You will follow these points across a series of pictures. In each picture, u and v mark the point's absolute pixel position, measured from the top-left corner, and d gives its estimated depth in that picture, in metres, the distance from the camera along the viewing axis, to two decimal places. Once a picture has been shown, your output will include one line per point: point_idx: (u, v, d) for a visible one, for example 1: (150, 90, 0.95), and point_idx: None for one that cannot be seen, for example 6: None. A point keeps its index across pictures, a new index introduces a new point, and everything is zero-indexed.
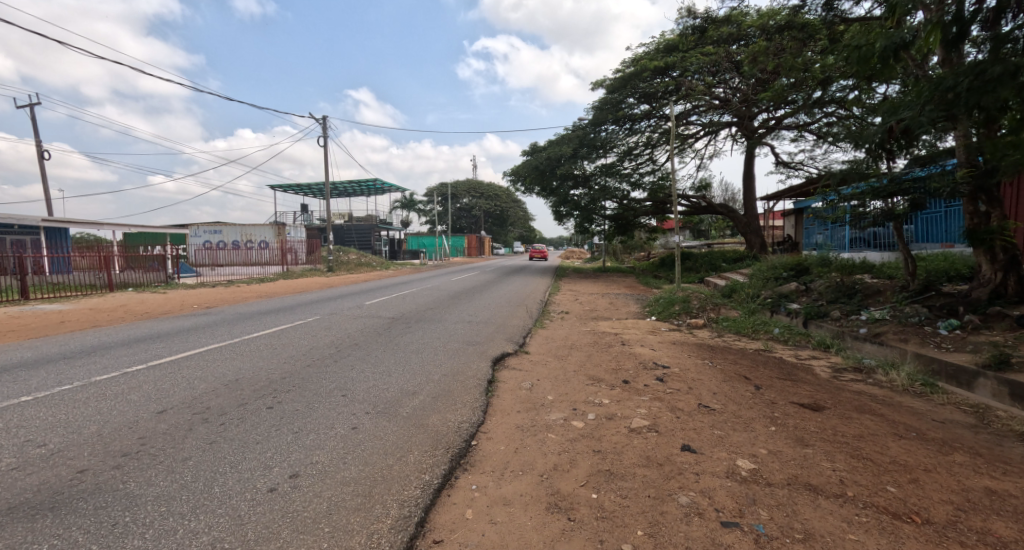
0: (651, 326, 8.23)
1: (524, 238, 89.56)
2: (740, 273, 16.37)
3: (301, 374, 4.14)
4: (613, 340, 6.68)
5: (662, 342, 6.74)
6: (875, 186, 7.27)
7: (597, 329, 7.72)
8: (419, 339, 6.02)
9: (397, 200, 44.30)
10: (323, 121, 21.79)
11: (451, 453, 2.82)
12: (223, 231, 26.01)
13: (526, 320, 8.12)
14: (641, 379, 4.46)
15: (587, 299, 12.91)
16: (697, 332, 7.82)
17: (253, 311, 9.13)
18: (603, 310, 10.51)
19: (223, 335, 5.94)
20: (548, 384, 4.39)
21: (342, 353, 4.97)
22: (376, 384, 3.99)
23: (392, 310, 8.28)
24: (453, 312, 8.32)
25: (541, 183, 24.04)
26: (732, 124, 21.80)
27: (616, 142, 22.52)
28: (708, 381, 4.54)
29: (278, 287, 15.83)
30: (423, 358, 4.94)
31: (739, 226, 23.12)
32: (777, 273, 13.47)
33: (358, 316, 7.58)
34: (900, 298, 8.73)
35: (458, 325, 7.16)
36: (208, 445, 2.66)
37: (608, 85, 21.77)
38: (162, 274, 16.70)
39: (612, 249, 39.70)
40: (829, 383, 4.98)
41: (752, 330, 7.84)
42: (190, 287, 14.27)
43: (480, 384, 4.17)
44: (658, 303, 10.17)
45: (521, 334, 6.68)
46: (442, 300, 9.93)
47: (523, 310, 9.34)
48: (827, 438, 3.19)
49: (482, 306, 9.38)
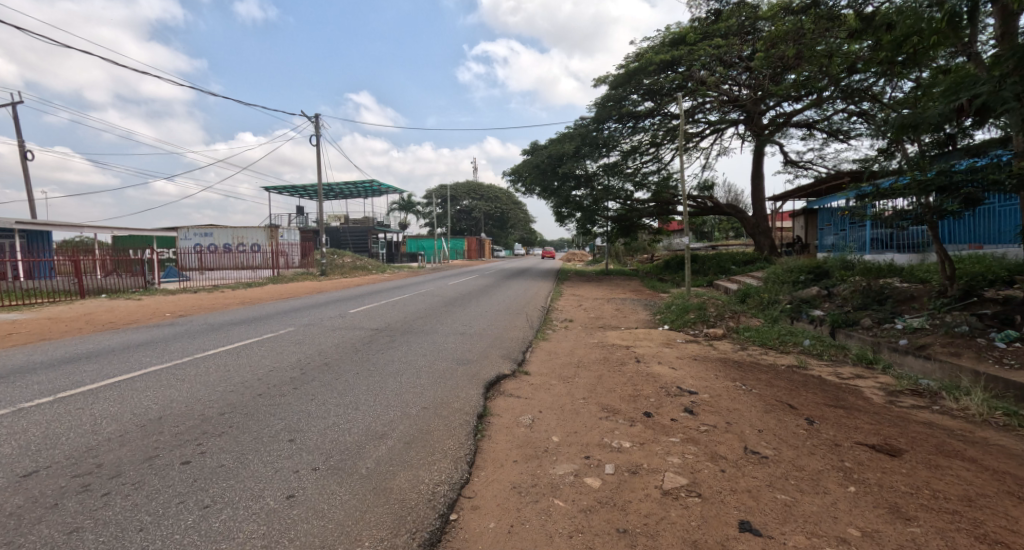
0: (665, 338, 7.42)
1: (524, 240, 88.77)
2: (752, 276, 15.57)
3: (244, 410, 3.31)
4: (625, 355, 5.89)
5: (681, 357, 5.95)
6: (921, 179, 6.43)
7: (605, 341, 6.93)
8: (402, 356, 5.21)
9: (395, 202, 43.59)
10: (316, 120, 21.06)
11: (420, 542, 1.99)
12: (215, 234, 25.28)
13: (526, 331, 7.30)
14: (667, 412, 3.65)
15: (592, 305, 12.14)
16: (717, 344, 7.02)
17: (228, 320, 8.33)
18: (610, 318, 9.71)
19: (176, 351, 5.12)
20: (552, 419, 3.57)
21: (306, 378, 4.15)
22: (336, 423, 3.15)
23: (378, 321, 7.47)
24: (445, 323, 7.51)
25: (542, 183, 23.31)
26: (740, 121, 21.07)
27: (619, 140, 21.80)
28: (747, 412, 3.74)
29: (266, 292, 15.06)
30: (402, 384, 4.11)
31: (748, 227, 22.37)
32: (795, 276, 12.66)
33: (339, 328, 6.77)
34: (940, 305, 7.91)
35: (448, 338, 6.34)
36: (64, 537, 1.83)
37: (611, 81, 21.06)
38: (143, 279, 15.74)
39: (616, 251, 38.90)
40: (888, 412, 4.15)
41: (778, 341, 7.04)
42: (172, 293, 13.52)
43: (467, 421, 3.34)
44: (670, 311, 9.39)
45: (520, 349, 5.86)
46: (435, 308, 9.11)
47: (524, 320, 8.50)
48: (930, 506, 2.37)
49: (479, 315, 8.55)
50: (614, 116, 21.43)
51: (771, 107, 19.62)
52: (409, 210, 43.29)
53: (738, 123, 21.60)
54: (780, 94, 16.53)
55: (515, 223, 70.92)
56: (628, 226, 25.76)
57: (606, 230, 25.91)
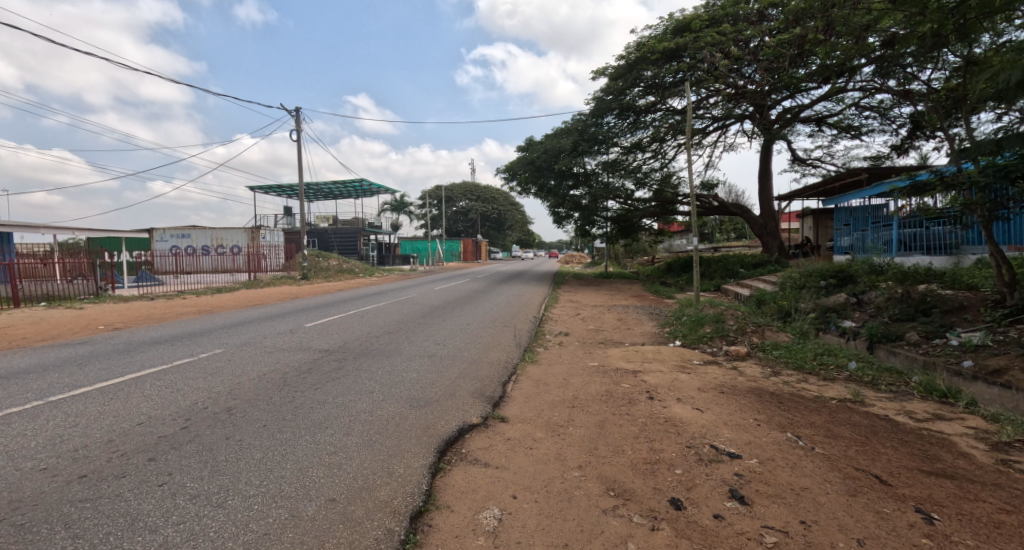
0: (679, 359, 6.20)
1: (522, 242, 87.51)
2: (764, 280, 14.39)
3: (28, 513, 2.04)
4: (635, 386, 4.67)
5: (703, 387, 4.75)
6: (994, 165, 5.21)
7: (607, 364, 5.73)
8: (343, 392, 3.98)
9: (388, 203, 42.27)
10: (296, 114, 19.82)
11: None
12: (193, 236, 24.07)
13: (512, 351, 6.08)
14: (707, 503, 2.40)
15: (591, 313, 10.95)
16: (742, 368, 5.79)
17: (166, 333, 7.08)
18: (612, 330, 8.49)
19: (42, 385, 3.86)
20: (531, 513, 2.33)
21: (182, 438, 2.89)
22: (166, 544, 1.88)
23: (336, 338, 6.25)
24: (416, 341, 6.29)
25: (538, 181, 22.18)
26: (746, 116, 19.98)
27: (620, 136, 20.68)
28: (823, 497, 2.49)
29: (235, 299, 13.85)
30: (315, 450, 2.82)
31: (755, 228, 21.35)
32: (815, 282, 11.49)
33: (283, 348, 5.55)
34: (1000, 316, 6.74)
35: (413, 363, 5.13)
36: None
37: (611, 73, 19.99)
38: (91, 285, 14.35)
39: (615, 253, 37.77)
40: (1015, 484, 2.91)
41: (816, 363, 5.83)
42: (126, 301, 12.26)
43: (390, 530, 2.08)
44: (680, 324, 8.18)
45: (499, 380, 4.62)
46: (411, 320, 7.93)
47: (511, 334, 7.28)
48: None
49: (458, 329, 7.36)
50: (613, 110, 20.32)
51: (781, 100, 18.58)
52: (401, 211, 42.05)
53: (745, 118, 20.54)
54: (792, 85, 15.45)
55: (512, 225, 69.78)
56: (628, 227, 24.64)
57: (605, 231, 24.77)
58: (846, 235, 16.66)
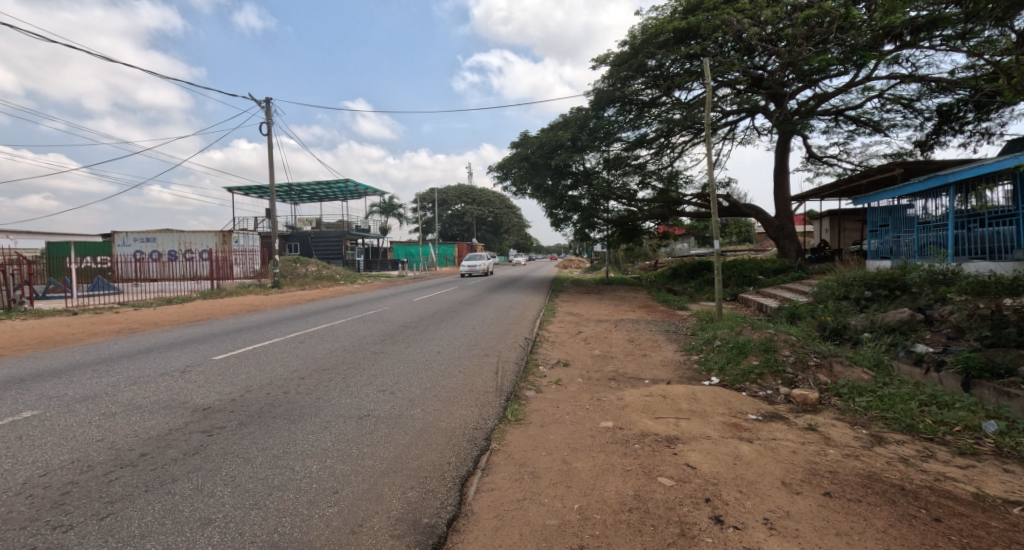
0: (727, 412, 4.37)
1: (519, 247, 86.00)
2: (790, 290, 12.67)
3: None
4: (683, 484, 2.81)
5: (791, 483, 2.88)
6: None
7: (628, 428, 3.89)
8: (148, 530, 2.07)
9: (377, 205, 40.53)
10: (266, 105, 18.04)
11: None
12: (158, 240, 22.21)
13: (489, 404, 4.23)
14: None
15: (596, 331, 9.18)
16: (825, 430, 3.93)
17: (25, 368, 5.18)
18: (624, 360, 6.67)
19: None
20: None
21: None
22: None
23: (239, 382, 4.38)
24: (354, 387, 4.44)
25: (534, 181, 20.31)
26: (762, 106, 18.34)
27: (623, 130, 18.99)
28: None
29: (183, 312, 12.01)
30: None
31: (770, 230, 19.68)
32: (860, 292, 9.75)
33: (141, 404, 3.64)
34: None
35: (327, 434, 3.27)
36: None
37: (612, 61, 18.48)
38: (5, 296, 12.31)
39: (616, 258, 35.99)
40: None
41: (931, 420, 3.99)
42: (46, 315, 10.41)
43: None
44: (712, 353, 6.36)
45: (455, 479, 2.76)
46: (362, 348, 6.13)
47: (491, 370, 5.43)
48: None
49: (421, 363, 5.52)
50: (616, 101, 18.71)
51: (798, 91, 17.12)
52: (390, 214, 40.18)
53: (757, 112, 19.03)
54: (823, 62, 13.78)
55: (508, 229, 68.10)
56: (630, 230, 22.96)
57: (606, 234, 23.05)
58: (880, 239, 14.85)
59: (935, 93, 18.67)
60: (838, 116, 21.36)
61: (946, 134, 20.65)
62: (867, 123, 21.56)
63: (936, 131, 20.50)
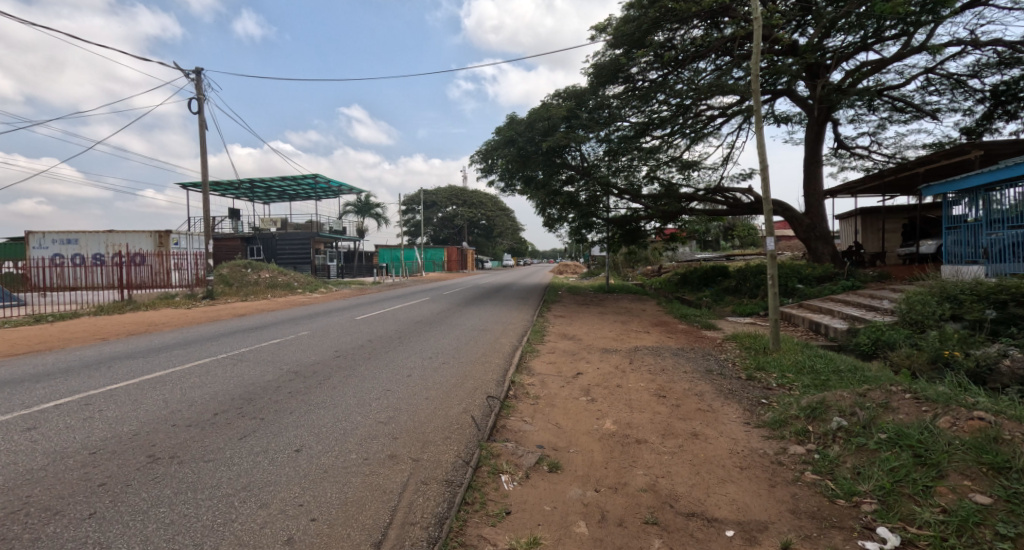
0: None
1: (513, 251, 83.35)
2: (855, 307, 9.61)
3: None
4: None
5: None
6: None
7: None
8: None
9: (353, 205, 37.28)
10: (195, 77, 14.83)
11: None
12: (81, 241, 19.00)
13: None
14: None
15: (602, 372, 6.09)
16: None
17: None
18: (663, 459, 3.52)
19: None
20: None
21: None
22: None
23: None
24: None
25: (522, 173, 17.05)
26: (795, 83, 15.43)
27: (627, 112, 15.97)
28: None
29: (35, 335, 8.76)
30: None
31: (800, 230, 16.70)
32: (986, 310, 6.69)
33: None
34: None
35: None
36: None
37: (614, 28, 15.55)
38: None
39: (614, 262, 33.09)
40: None
41: None
42: None
43: None
44: (843, 452, 3.23)
45: None
46: (128, 456, 2.91)
47: (363, 539, 2.24)
48: None
49: (202, 517, 2.31)
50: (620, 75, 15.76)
51: (837, 62, 14.72)
52: (367, 214, 36.92)
53: (786, 91, 16.11)
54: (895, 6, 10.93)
55: (502, 232, 65.17)
56: (632, 231, 20.00)
57: (604, 236, 20.08)
58: (958, 237, 11.60)
59: (995, 68, 15.80)
60: (874, 99, 18.50)
61: (997, 120, 17.83)
62: (907, 106, 18.67)
63: (988, 115, 17.64)
